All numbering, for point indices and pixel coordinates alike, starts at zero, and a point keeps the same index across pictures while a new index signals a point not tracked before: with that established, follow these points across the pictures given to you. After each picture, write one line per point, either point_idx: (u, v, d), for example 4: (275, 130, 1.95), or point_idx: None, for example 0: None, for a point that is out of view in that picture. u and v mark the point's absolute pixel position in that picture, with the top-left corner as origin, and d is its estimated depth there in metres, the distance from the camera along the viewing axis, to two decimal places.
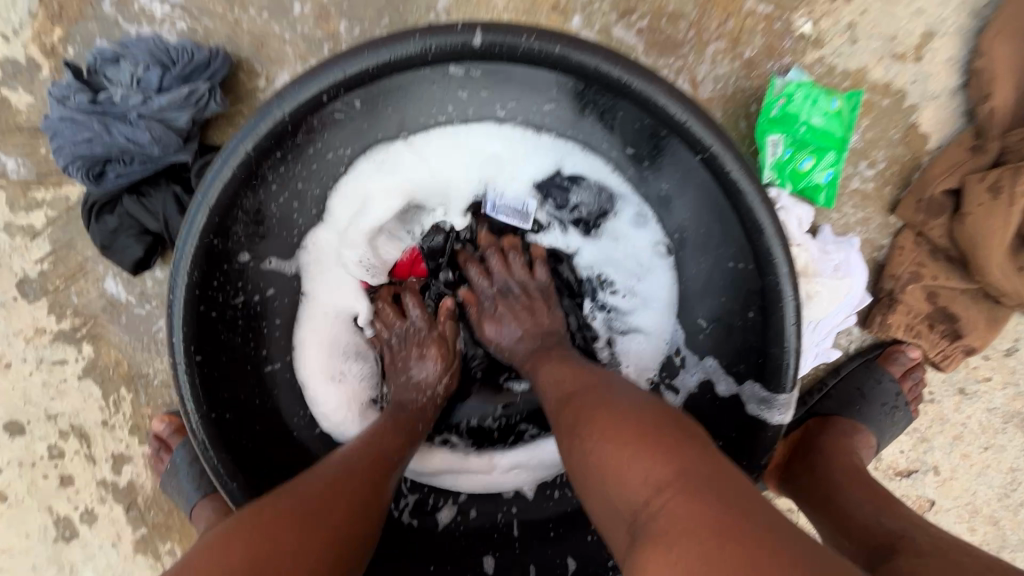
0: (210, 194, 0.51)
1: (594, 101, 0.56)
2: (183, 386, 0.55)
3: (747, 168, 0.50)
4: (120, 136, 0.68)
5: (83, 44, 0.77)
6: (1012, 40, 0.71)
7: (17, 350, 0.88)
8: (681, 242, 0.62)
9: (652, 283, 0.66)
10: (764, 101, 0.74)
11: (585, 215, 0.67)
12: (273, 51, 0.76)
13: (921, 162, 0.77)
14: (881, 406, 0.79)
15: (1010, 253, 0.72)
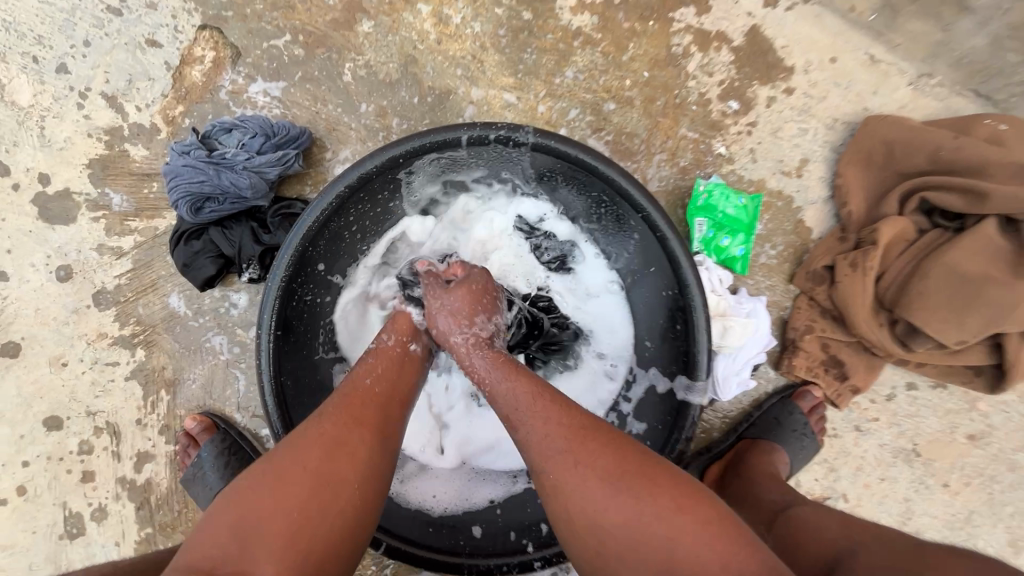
0: (308, 216, 0.74)
1: (577, 178, 0.83)
2: (259, 352, 0.74)
3: (675, 227, 0.76)
4: (225, 180, 0.92)
5: (199, 119, 1.04)
6: (858, 168, 1.03)
7: (77, 351, 1.03)
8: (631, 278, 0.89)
9: (596, 303, 0.93)
10: (693, 193, 1.04)
11: (554, 256, 0.95)
12: (341, 135, 1.04)
13: (808, 247, 1.06)
14: (794, 432, 0.99)
15: (870, 312, 0.97)
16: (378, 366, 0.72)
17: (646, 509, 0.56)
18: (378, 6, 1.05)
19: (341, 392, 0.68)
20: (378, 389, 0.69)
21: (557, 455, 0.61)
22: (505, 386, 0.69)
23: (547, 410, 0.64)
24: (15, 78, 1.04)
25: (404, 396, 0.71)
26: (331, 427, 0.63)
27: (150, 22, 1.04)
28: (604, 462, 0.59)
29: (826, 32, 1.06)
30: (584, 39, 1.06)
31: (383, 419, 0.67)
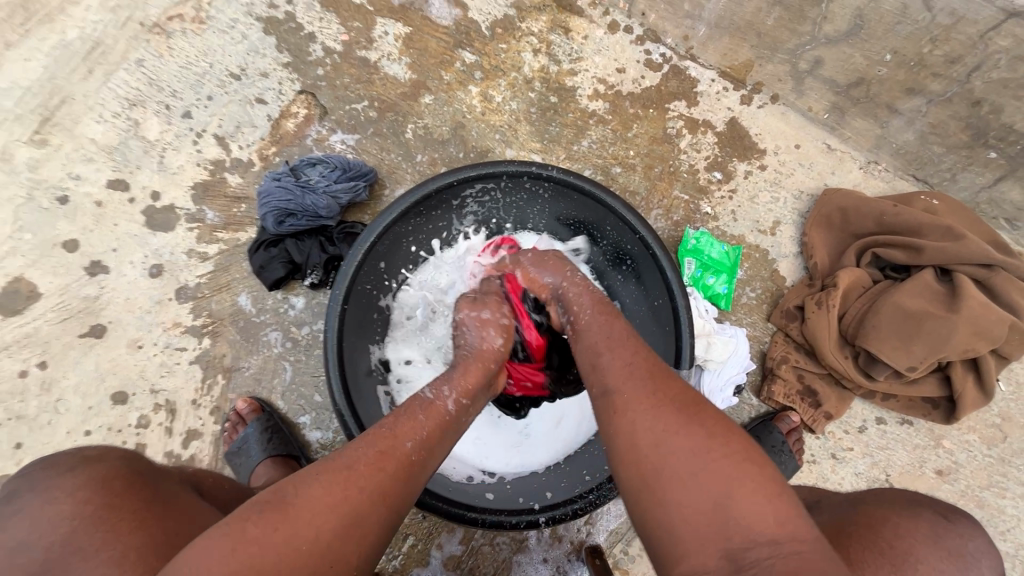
0: (381, 220, 0.95)
1: (588, 209, 1.03)
2: (329, 319, 0.92)
3: (664, 246, 0.95)
4: (307, 201, 1.16)
5: (288, 159, 1.30)
6: (820, 229, 1.25)
7: (153, 336, 1.20)
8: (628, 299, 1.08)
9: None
10: (683, 239, 1.25)
11: None
12: (399, 177, 1.29)
13: (782, 291, 1.25)
14: (773, 448, 1.11)
15: (836, 345, 1.14)
16: (426, 420, 0.70)
17: (714, 448, 0.59)
18: (439, 85, 1.35)
19: (379, 449, 0.64)
20: (414, 455, 0.66)
21: (631, 384, 0.67)
22: (602, 320, 0.78)
23: (636, 350, 0.72)
24: (149, 119, 1.32)
25: (430, 467, 0.68)
26: (362, 480, 0.61)
27: (261, 86, 1.34)
28: (673, 402, 0.63)
29: (791, 125, 1.33)
30: (598, 119, 1.34)
31: (410, 481, 0.65)
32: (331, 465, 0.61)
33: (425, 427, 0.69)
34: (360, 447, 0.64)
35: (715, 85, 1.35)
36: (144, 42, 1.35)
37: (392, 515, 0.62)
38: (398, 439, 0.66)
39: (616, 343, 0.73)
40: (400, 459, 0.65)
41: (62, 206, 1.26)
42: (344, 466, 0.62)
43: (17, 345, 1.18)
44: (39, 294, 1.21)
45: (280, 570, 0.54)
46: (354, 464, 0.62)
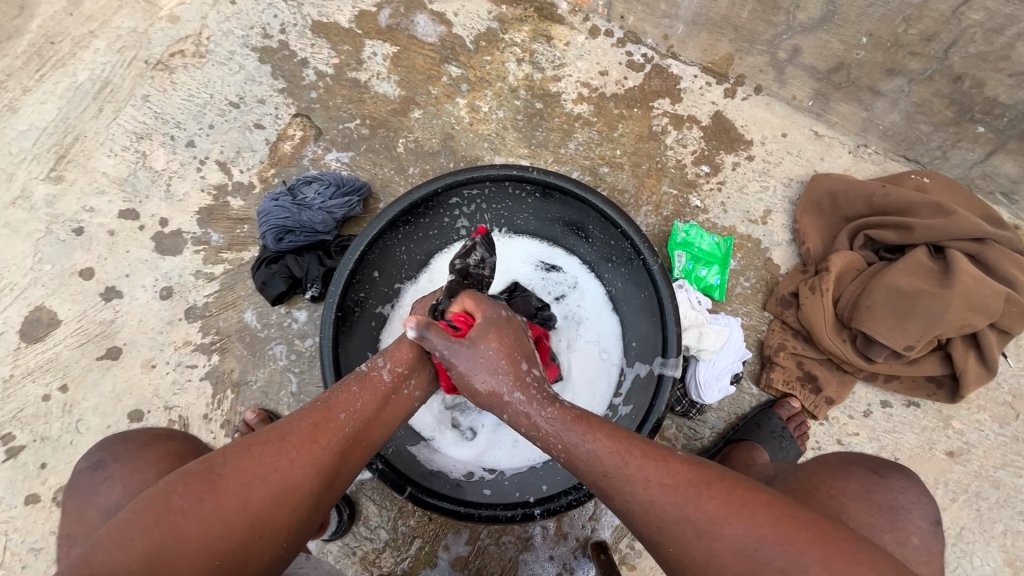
0: (368, 230, 0.98)
1: (572, 207, 1.05)
2: (324, 328, 0.95)
3: (647, 238, 0.97)
4: (303, 217, 1.21)
5: (286, 179, 1.36)
6: (811, 214, 1.25)
7: (165, 355, 1.26)
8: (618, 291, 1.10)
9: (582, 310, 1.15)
10: (672, 233, 1.26)
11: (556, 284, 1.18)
12: (392, 190, 1.34)
13: (777, 279, 1.25)
14: (774, 435, 1.10)
15: (832, 329, 1.13)
16: (360, 393, 0.73)
17: (790, 574, 0.56)
18: (427, 100, 1.39)
19: (310, 421, 0.69)
20: (348, 424, 0.70)
21: (664, 512, 0.62)
22: (588, 450, 0.68)
23: (647, 475, 0.64)
24: (155, 150, 1.39)
25: (371, 440, 0.73)
26: (288, 453, 0.65)
27: (258, 112, 1.40)
28: (716, 511, 0.61)
29: (776, 115, 1.34)
30: (583, 122, 1.37)
31: (340, 452, 0.69)
32: (273, 437, 0.67)
33: (361, 398, 0.73)
34: (294, 420, 0.69)
35: (698, 80, 1.37)
36: (149, 78, 1.43)
37: (322, 486, 0.67)
38: (330, 411, 0.70)
39: (620, 463, 0.66)
40: (334, 434, 0.69)
41: (77, 236, 1.33)
42: (274, 437, 0.66)
43: (40, 370, 1.25)
44: (59, 321, 1.28)
45: (207, 542, 0.59)
46: (280, 436, 0.67)
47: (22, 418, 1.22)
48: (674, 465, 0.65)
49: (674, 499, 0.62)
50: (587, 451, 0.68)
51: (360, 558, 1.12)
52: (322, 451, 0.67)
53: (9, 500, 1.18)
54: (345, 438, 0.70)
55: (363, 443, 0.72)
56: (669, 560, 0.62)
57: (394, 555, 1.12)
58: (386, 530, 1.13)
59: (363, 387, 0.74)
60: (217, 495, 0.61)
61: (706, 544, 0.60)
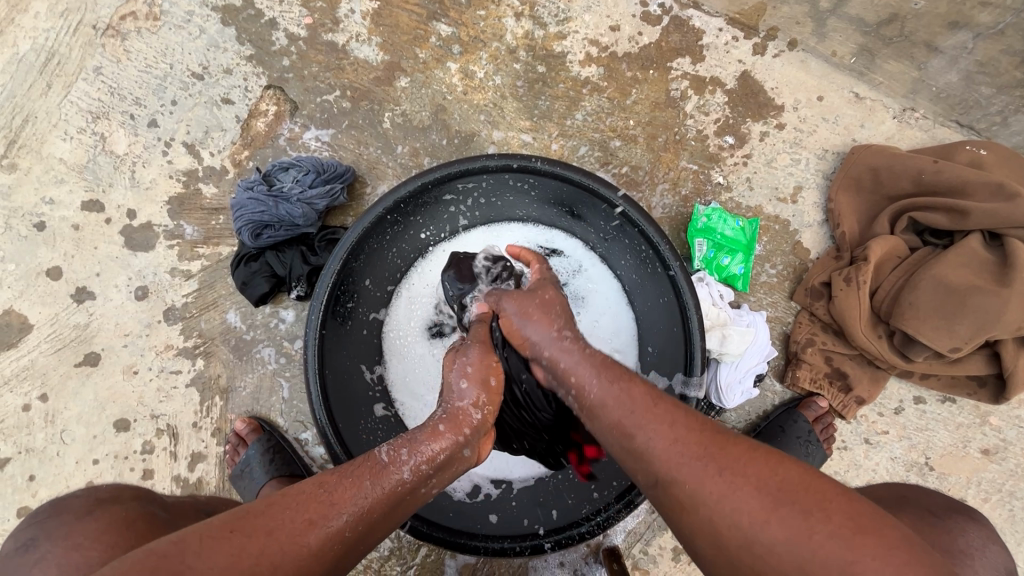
0: (351, 234, 0.87)
1: (580, 198, 0.93)
2: (309, 347, 0.86)
3: (668, 238, 0.85)
4: (282, 211, 1.09)
5: (262, 162, 1.22)
6: (848, 192, 1.12)
7: (147, 361, 1.18)
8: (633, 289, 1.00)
9: (591, 307, 1.05)
10: (692, 217, 1.14)
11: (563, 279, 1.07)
12: (380, 172, 1.20)
13: (806, 266, 1.13)
14: (799, 439, 1.03)
15: (868, 324, 1.03)
16: (372, 490, 0.61)
17: (816, 524, 0.48)
18: (414, 66, 1.23)
19: (306, 517, 0.57)
20: (350, 532, 0.58)
21: (681, 440, 0.57)
22: (618, 390, 0.65)
23: (673, 415, 0.60)
24: (115, 132, 1.25)
25: (364, 551, 0.60)
26: (275, 551, 0.53)
27: (225, 84, 1.24)
28: (735, 457, 0.54)
29: (812, 74, 1.17)
30: (591, 87, 1.20)
31: (334, 557, 0.57)
32: (263, 530, 0.54)
33: (371, 498, 0.60)
34: (287, 508, 0.57)
35: (723, 35, 1.19)
36: (99, 47, 1.26)
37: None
38: (332, 509, 0.58)
39: (650, 402, 0.62)
40: (331, 541, 0.56)
41: (40, 232, 1.22)
42: (261, 531, 0.54)
43: (17, 379, 1.18)
44: (30, 325, 1.19)
45: None
46: (268, 531, 0.54)
47: (4, 429, 1.17)
48: (707, 420, 0.61)
49: (701, 439, 0.57)
50: (621, 393, 0.64)
51: (366, 567, 1.09)
52: (312, 559, 0.55)
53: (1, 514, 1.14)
54: (342, 547, 0.57)
55: (358, 555, 0.59)
56: (682, 505, 0.55)
57: (399, 564, 1.09)
58: (390, 539, 1.09)
59: (374, 482, 0.62)
60: None
61: (727, 479, 0.53)
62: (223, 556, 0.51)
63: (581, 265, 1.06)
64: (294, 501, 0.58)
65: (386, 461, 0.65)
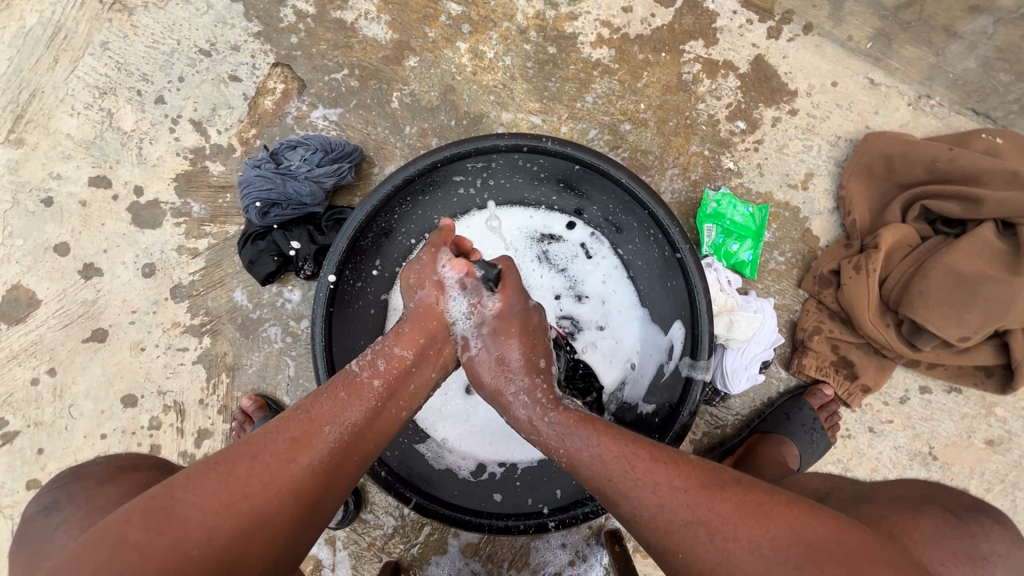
0: (359, 211, 0.86)
1: (589, 180, 0.92)
2: (316, 323, 0.86)
3: (678, 221, 0.84)
4: (289, 188, 1.09)
5: (269, 141, 1.21)
6: (861, 180, 1.11)
7: (154, 337, 1.18)
8: (640, 271, 0.99)
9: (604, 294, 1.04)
10: (702, 202, 1.13)
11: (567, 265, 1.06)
12: (388, 153, 1.20)
13: (815, 253, 1.12)
14: (803, 426, 1.03)
15: (876, 312, 1.03)
16: (348, 404, 0.67)
17: None
18: (423, 44, 1.21)
19: (290, 438, 0.63)
20: (334, 440, 0.64)
21: (699, 538, 0.56)
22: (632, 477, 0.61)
23: (697, 497, 0.58)
24: (122, 108, 1.24)
25: (359, 459, 0.66)
26: (264, 471, 0.60)
27: (233, 61, 1.23)
28: (754, 533, 0.54)
29: (827, 59, 1.16)
30: (603, 70, 1.19)
31: (323, 469, 0.63)
32: (250, 449, 0.61)
33: (350, 407, 0.67)
34: (269, 435, 0.63)
35: (738, 18, 1.17)
36: (105, 21, 1.24)
37: (308, 510, 0.61)
38: (314, 424, 0.64)
39: (671, 484, 0.59)
40: (319, 448, 0.63)
41: (47, 208, 1.22)
42: (247, 452, 0.61)
43: (25, 354, 1.18)
44: (38, 300, 1.19)
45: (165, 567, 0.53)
46: (254, 453, 0.61)
47: (13, 403, 1.18)
48: (728, 491, 0.58)
49: (732, 525, 0.55)
50: (633, 487, 0.60)
51: (370, 544, 1.10)
52: (303, 469, 0.61)
53: (9, 486, 1.15)
54: (330, 454, 0.64)
55: (351, 463, 0.66)
56: None
57: (403, 542, 1.10)
58: (394, 517, 1.10)
59: (348, 395, 0.68)
60: (172, 519, 0.55)
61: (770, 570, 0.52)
62: (215, 477, 0.58)
63: (588, 248, 1.06)
64: (277, 424, 0.64)
65: (362, 378, 0.70)
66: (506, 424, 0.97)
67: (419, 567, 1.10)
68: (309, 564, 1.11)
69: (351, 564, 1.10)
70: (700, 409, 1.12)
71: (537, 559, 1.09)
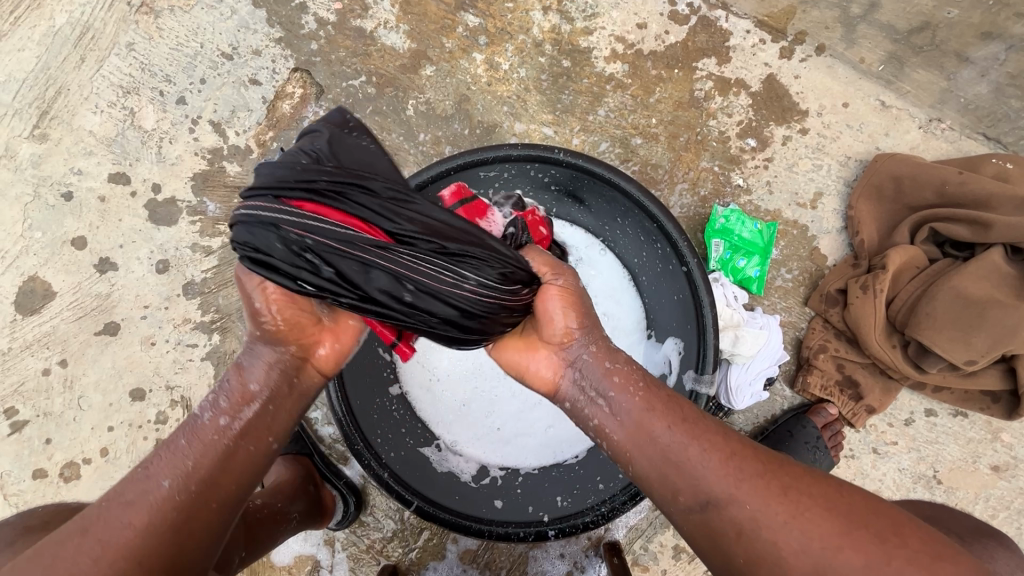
0: None
1: (596, 189, 0.95)
2: None
3: (686, 234, 0.87)
4: None
5: (285, 143, 1.24)
6: (870, 201, 1.11)
7: (164, 333, 1.20)
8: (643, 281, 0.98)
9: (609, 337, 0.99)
10: (710, 218, 1.14)
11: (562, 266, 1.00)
12: (401, 159, 1.22)
13: (823, 272, 1.12)
14: (806, 445, 1.03)
15: (882, 334, 1.03)
16: (189, 449, 0.61)
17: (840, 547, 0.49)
18: (440, 54, 1.24)
19: (120, 500, 0.58)
20: (174, 491, 0.58)
21: (697, 459, 0.57)
22: (639, 401, 0.63)
23: (708, 430, 0.60)
24: (144, 107, 1.27)
25: (217, 501, 0.60)
26: (94, 544, 0.55)
27: (254, 65, 1.26)
28: (751, 467, 0.56)
29: (839, 80, 1.17)
30: (615, 84, 1.20)
31: (170, 519, 0.57)
32: (83, 522, 0.57)
33: (193, 453, 0.61)
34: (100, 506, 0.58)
35: (751, 37, 1.18)
36: (132, 23, 1.28)
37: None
38: (149, 480, 0.59)
39: (682, 423, 0.60)
40: (155, 505, 0.57)
41: (67, 202, 1.25)
42: (76, 527, 0.57)
43: (38, 345, 1.20)
44: (53, 292, 1.21)
45: None
46: (82, 525, 0.56)
47: (24, 392, 1.19)
48: (748, 450, 0.58)
49: (735, 465, 0.56)
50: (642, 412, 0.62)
51: (368, 547, 1.10)
52: (139, 529, 0.56)
53: (16, 473, 1.17)
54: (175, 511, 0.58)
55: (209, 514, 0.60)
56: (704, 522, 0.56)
57: (401, 546, 1.10)
58: (394, 520, 1.11)
59: (190, 436, 0.62)
60: None
61: (756, 506, 0.53)
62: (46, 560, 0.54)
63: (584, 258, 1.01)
64: (110, 489, 0.60)
65: (204, 419, 0.63)
66: (529, 428, 0.96)
67: (416, 572, 1.10)
68: (307, 565, 1.11)
69: (349, 566, 1.10)
70: None
71: (535, 569, 1.09)
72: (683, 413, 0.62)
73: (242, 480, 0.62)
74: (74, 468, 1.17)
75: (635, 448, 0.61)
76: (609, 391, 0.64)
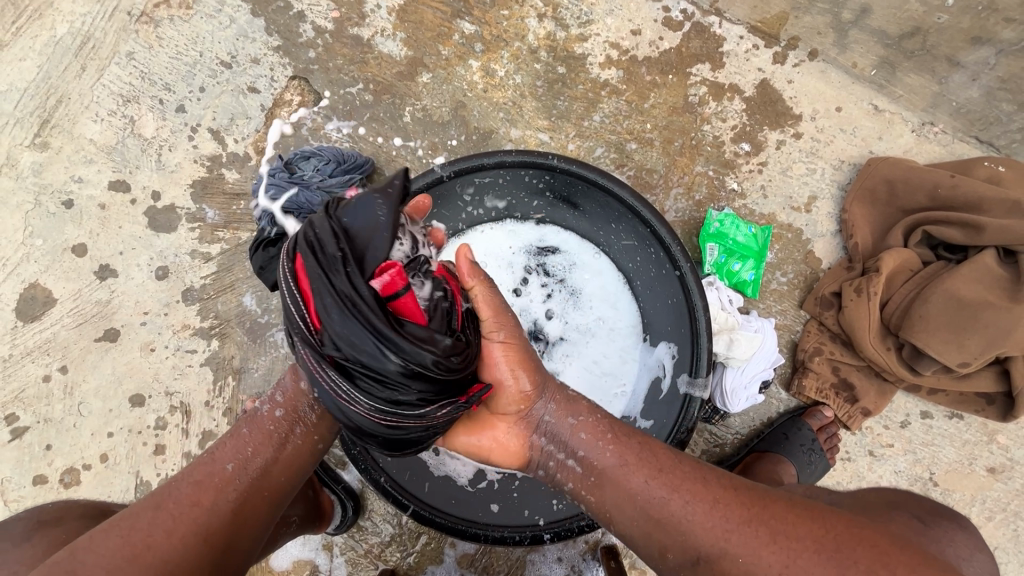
0: None
1: (590, 195, 0.95)
2: None
3: (678, 238, 0.87)
4: (302, 198, 1.12)
5: (284, 150, 1.25)
6: (864, 205, 1.12)
7: (164, 339, 1.21)
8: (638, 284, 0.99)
9: (603, 340, 1.00)
10: (705, 222, 1.15)
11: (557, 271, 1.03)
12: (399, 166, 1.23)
13: (817, 275, 1.13)
14: (801, 447, 1.03)
15: (877, 336, 1.03)
16: (249, 445, 0.71)
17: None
18: (436, 62, 1.25)
19: (192, 479, 0.69)
20: (235, 472, 0.69)
21: (683, 512, 0.62)
22: (610, 452, 0.68)
23: (687, 478, 0.65)
24: (144, 116, 1.28)
25: (268, 489, 0.71)
26: (167, 518, 0.65)
27: (253, 73, 1.27)
28: (733, 513, 0.60)
29: (832, 85, 1.18)
30: (610, 90, 1.21)
31: (231, 496, 0.68)
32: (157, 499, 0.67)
33: (252, 445, 0.71)
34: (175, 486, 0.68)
35: (744, 43, 1.19)
36: (132, 33, 1.29)
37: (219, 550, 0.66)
38: (217, 465, 0.70)
39: (659, 474, 0.65)
40: (222, 485, 0.68)
41: (68, 210, 1.26)
42: (151, 503, 0.66)
43: (39, 351, 1.21)
44: (54, 299, 1.22)
45: None
46: (157, 501, 0.66)
47: (24, 399, 1.20)
48: (729, 495, 0.62)
49: (720, 512, 0.61)
50: (621, 469, 0.67)
51: (367, 551, 1.11)
52: (211, 505, 0.67)
53: (16, 479, 1.18)
54: (235, 490, 0.69)
55: (262, 498, 0.70)
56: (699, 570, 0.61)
57: (399, 550, 1.11)
58: (392, 525, 1.11)
59: (247, 432, 0.72)
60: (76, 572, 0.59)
61: (746, 553, 0.58)
62: (126, 530, 0.64)
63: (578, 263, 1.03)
64: (181, 473, 0.70)
65: (262, 412, 0.73)
66: None
67: None
68: (306, 569, 1.11)
69: (348, 571, 1.11)
70: (699, 427, 1.12)
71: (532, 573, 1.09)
72: (660, 463, 0.67)
73: (289, 475, 0.73)
74: (75, 474, 1.17)
75: (617, 507, 0.67)
76: (580, 449, 0.70)
